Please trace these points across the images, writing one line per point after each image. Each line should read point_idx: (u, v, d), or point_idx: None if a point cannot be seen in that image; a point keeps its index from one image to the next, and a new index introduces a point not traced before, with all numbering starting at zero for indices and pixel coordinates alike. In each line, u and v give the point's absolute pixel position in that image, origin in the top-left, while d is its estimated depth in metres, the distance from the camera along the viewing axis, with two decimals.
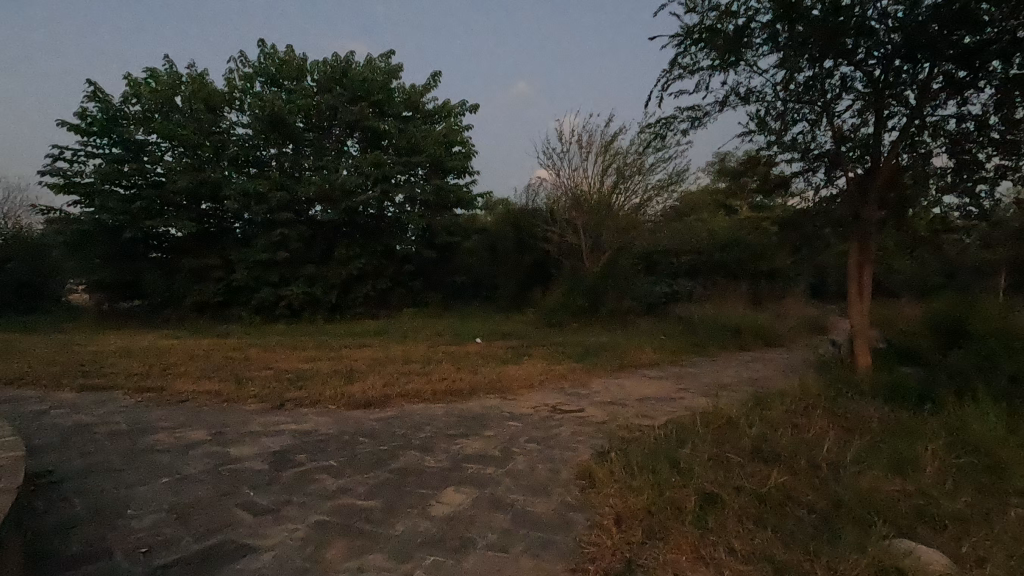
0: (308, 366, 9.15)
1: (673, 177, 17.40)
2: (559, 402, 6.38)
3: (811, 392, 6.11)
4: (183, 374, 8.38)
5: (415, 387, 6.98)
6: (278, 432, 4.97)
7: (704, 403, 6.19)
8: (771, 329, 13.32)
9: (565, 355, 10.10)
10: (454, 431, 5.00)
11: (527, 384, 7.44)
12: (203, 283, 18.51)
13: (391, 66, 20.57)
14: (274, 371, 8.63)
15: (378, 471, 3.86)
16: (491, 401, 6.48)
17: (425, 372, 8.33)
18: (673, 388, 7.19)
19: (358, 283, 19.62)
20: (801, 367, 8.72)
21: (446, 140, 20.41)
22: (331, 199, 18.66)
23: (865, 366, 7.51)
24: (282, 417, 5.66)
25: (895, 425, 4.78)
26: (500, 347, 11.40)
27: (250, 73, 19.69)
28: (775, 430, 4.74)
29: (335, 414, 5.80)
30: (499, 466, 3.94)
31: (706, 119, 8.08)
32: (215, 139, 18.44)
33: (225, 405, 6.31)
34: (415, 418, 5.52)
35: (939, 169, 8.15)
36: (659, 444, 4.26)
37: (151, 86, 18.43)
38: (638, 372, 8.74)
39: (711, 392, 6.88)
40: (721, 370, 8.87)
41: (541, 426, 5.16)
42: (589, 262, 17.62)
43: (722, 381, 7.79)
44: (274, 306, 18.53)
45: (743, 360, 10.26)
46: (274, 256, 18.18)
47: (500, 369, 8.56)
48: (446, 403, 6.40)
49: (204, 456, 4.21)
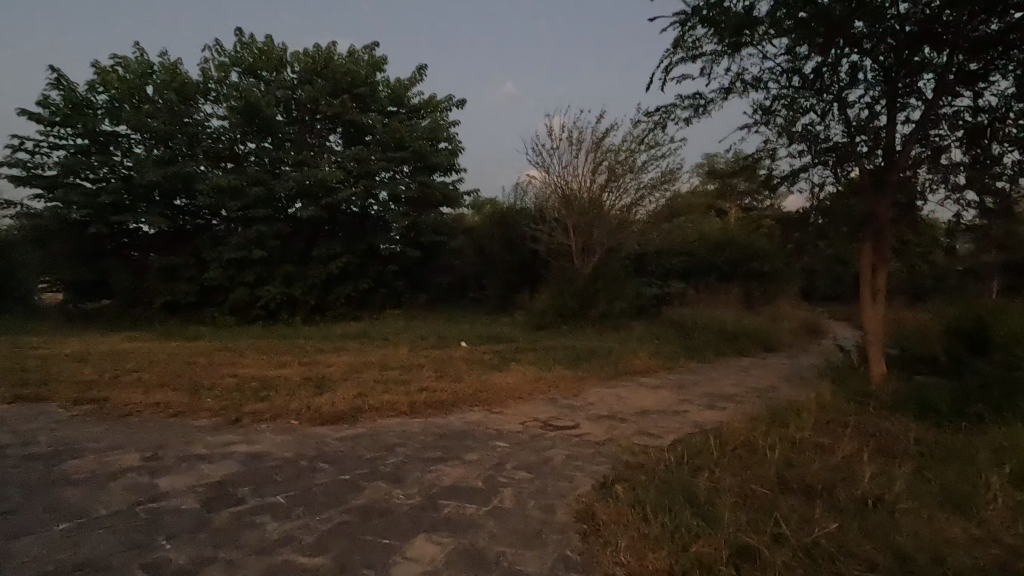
0: (276, 373, 8.42)
1: (665, 176, 16.81)
2: (552, 416, 5.74)
3: (829, 407, 5.54)
4: (136, 382, 7.61)
5: (391, 399, 6.29)
6: (224, 456, 4.27)
7: (713, 418, 5.60)
8: (769, 333, 12.81)
9: (555, 362, 9.46)
10: (431, 454, 4.34)
11: (515, 395, 6.79)
12: (174, 282, 17.61)
13: (375, 58, 19.81)
14: (237, 380, 7.90)
15: (335, 510, 3.17)
16: (475, 415, 5.81)
17: (405, 380, 7.65)
18: (674, 400, 6.59)
19: (339, 283, 18.82)
20: (807, 376, 8.17)
21: (431, 136, 19.65)
22: (311, 195, 17.88)
23: (880, 376, 6.95)
24: (234, 435, 4.95)
25: (935, 447, 4.20)
26: (487, 352, 10.74)
27: (225, 62, 18.82)
28: (799, 454, 4.15)
29: (297, 431, 5.11)
30: (481, 503, 3.28)
31: (711, 108, 7.50)
32: (188, 130, 17.58)
33: (172, 419, 5.58)
34: (388, 437, 4.84)
35: (952, 164, 7.62)
36: (670, 473, 3.65)
37: (119, 74, 17.49)
38: (634, 381, 8.14)
39: (716, 405, 6.28)
40: (724, 379, 8.29)
41: (531, 447, 4.51)
42: (580, 263, 17.00)
43: (725, 391, 7.20)
44: (250, 307, 17.67)
45: (743, 366, 9.70)
46: (250, 254, 17.34)
47: (486, 377, 7.91)
48: (425, 417, 5.72)
49: (125, 490, 3.50)
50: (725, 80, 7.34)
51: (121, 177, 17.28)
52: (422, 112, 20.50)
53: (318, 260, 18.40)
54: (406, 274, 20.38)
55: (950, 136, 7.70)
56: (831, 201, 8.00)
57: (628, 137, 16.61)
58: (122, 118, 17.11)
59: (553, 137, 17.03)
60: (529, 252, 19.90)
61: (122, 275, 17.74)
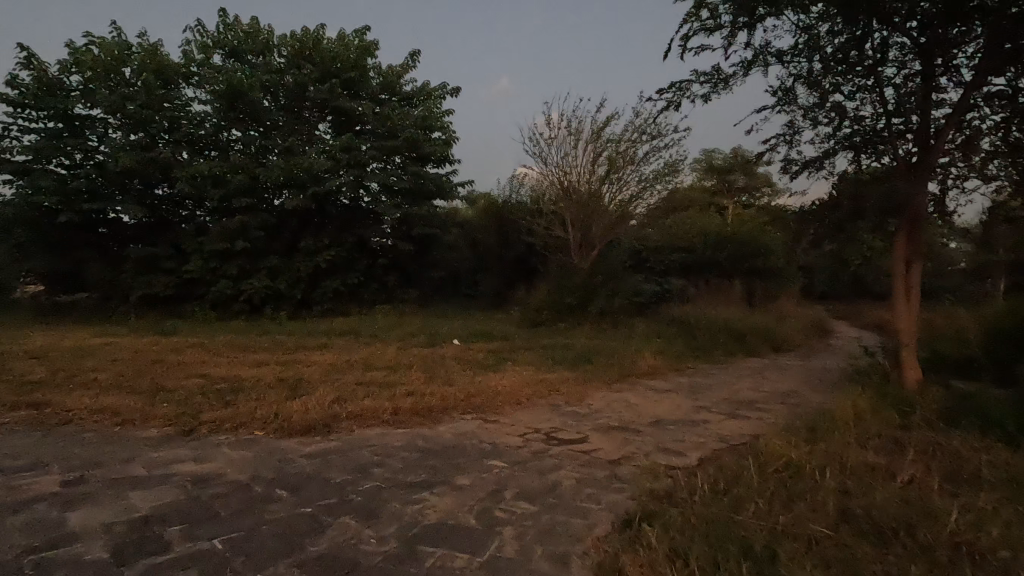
0: (249, 374, 7.66)
1: (667, 168, 16.09)
2: (557, 427, 5.04)
3: (872, 418, 4.87)
4: (91, 384, 6.83)
5: (372, 405, 5.57)
6: (162, 480, 3.52)
7: (740, 430, 4.92)
8: (777, 333, 12.17)
9: (553, 363, 8.75)
10: (416, 476, 3.63)
11: (513, 401, 6.08)
12: (152, 274, 16.75)
13: (366, 42, 18.94)
14: (205, 381, 7.15)
15: (285, 565, 2.45)
16: (467, 425, 5.08)
17: (391, 382, 6.93)
18: (690, 408, 5.90)
19: (326, 277, 17.99)
20: (830, 380, 7.50)
21: (425, 125, 18.80)
22: (298, 184, 17.06)
23: (916, 381, 6.30)
24: (184, 451, 4.21)
25: (1015, 470, 3.55)
26: (480, 351, 10.03)
27: (208, 44, 17.91)
28: (857, 480, 3.48)
29: (259, 446, 4.38)
30: (473, 552, 2.58)
31: (731, 82, 6.87)
32: (167, 114, 16.67)
33: (117, 430, 4.82)
34: (365, 454, 4.12)
35: (992, 150, 6.98)
36: (711, 507, 2.99)
37: (94, 55, 16.52)
38: (642, 384, 7.45)
39: (739, 414, 5.59)
40: (739, 382, 7.62)
41: (534, 468, 3.81)
42: (578, 258, 16.30)
43: (744, 397, 6.53)
44: (232, 301, 16.84)
45: (757, 368, 9.05)
46: (232, 245, 16.48)
47: (480, 379, 7.20)
48: (411, 427, 4.99)
49: (22, 529, 2.77)
50: (746, 52, 6.71)
51: (96, 163, 16.37)
52: (415, 100, 19.66)
53: (304, 253, 17.56)
54: (397, 268, 19.58)
55: (990, 119, 7.05)
56: (860, 189, 7.34)
57: (629, 127, 15.91)
58: (97, 101, 16.19)
59: (551, 127, 16.31)
60: (524, 247, 19.17)
61: (97, 267, 16.86)
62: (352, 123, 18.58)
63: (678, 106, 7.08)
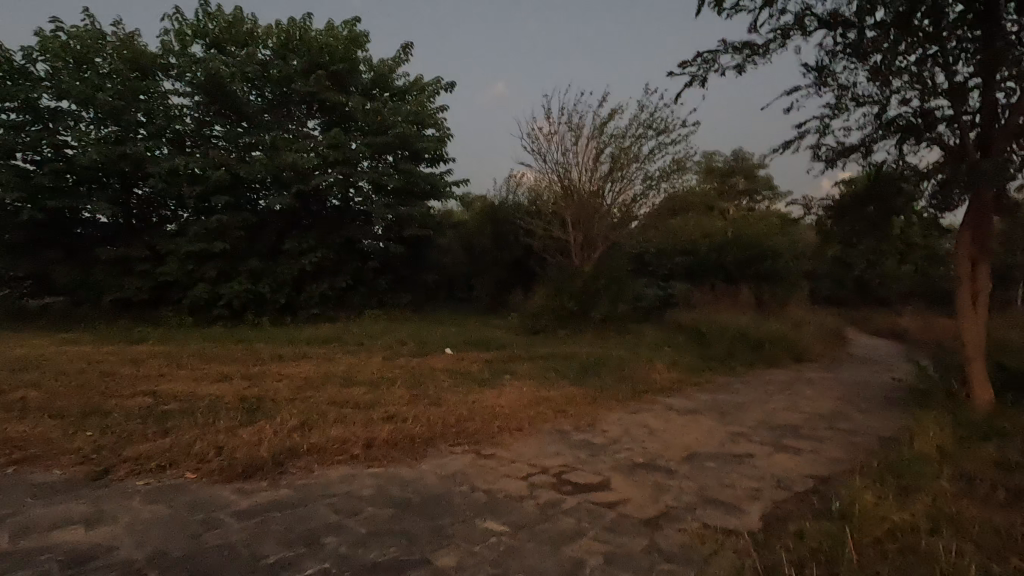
0: (209, 391, 6.63)
1: (675, 165, 15.06)
2: (570, 466, 4.03)
3: (961, 456, 3.92)
4: (14, 404, 5.76)
5: (344, 433, 4.59)
6: (21, 563, 2.51)
7: (800, 470, 3.92)
8: (797, 341, 11.23)
9: (557, 376, 7.79)
10: (387, 550, 2.65)
11: (512, 427, 5.05)
12: (126, 277, 15.68)
13: (356, 33, 17.91)
14: (152, 401, 6.11)
15: None
16: (457, 462, 4.12)
17: (368, 403, 5.90)
18: (726, 436, 4.91)
19: (312, 281, 16.93)
20: (876, 401, 6.55)
21: (418, 120, 17.79)
22: (283, 181, 16.09)
23: (989, 404, 5.35)
24: (77, 507, 3.18)
25: None
26: (474, 361, 9.06)
27: (187, 33, 16.84)
28: (996, 562, 2.51)
29: (183, 497, 3.36)
30: None
31: (767, 51, 5.95)
32: (142, 106, 15.61)
33: (10, 473, 3.79)
34: (319, 512, 3.11)
35: None
36: None
37: (63, 42, 15.41)
38: (661, 403, 6.47)
39: (786, 445, 4.63)
40: (771, 400, 6.64)
41: (545, 535, 2.83)
42: (579, 260, 15.36)
43: (786, 421, 5.53)
44: (210, 306, 15.72)
45: (785, 383, 8.08)
46: (210, 246, 15.43)
47: (474, 397, 6.21)
48: (386, 468, 3.96)
49: None
50: (784, 15, 5.82)
51: (65, 158, 15.34)
52: (408, 95, 18.65)
53: (288, 254, 16.52)
54: (388, 271, 18.60)
55: None
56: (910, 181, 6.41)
57: (634, 121, 14.94)
58: (65, 92, 15.13)
59: (550, 123, 15.38)
60: (521, 249, 18.26)
61: (65, 269, 15.74)
62: (341, 118, 17.59)
63: (704, 81, 6.16)
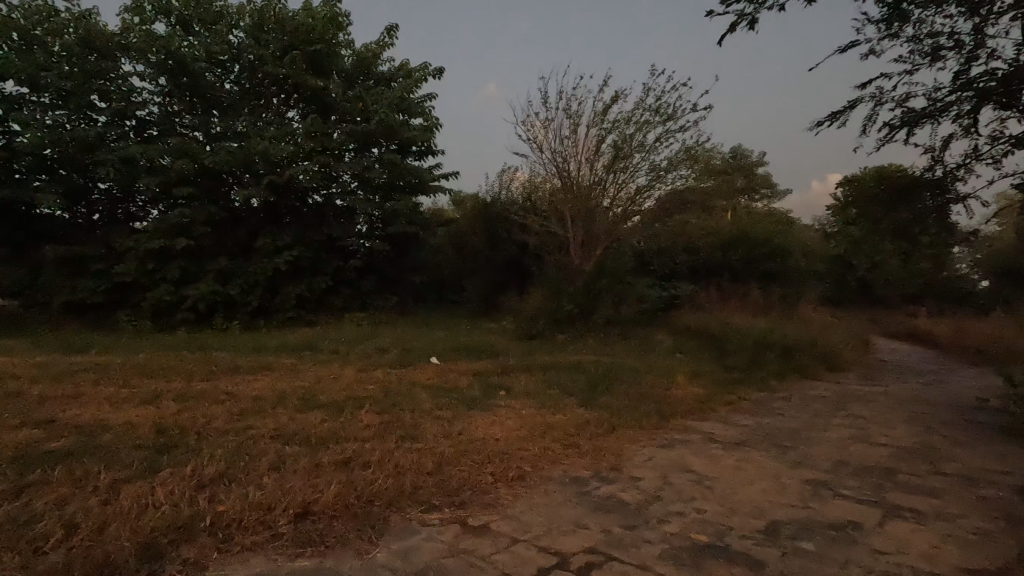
0: (123, 419, 5.17)
1: (684, 154, 13.65)
2: (601, 552, 2.68)
3: None
4: None
5: (271, 498, 3.16)
6: None
7: (947, 560, 2.61)
8: (826, 347, 9.97)
9: (560, 393, 6.41)
10: None
11: (510, 476, 3.69)
12: (79, 278, 14.12)
13: (337, 12, 16.36)
14: (42, 435, 4.68)
15: None
16: (435, 547, 2.75)
17: (322, 437, 4.51)
18: (804, 489, 3.59)
19: (288, 281, 15.45)
20: (964, 427, 5.26)
21: (405, 108, 16.32)
22: (254, 171, 14.63)
23: None
24: None
25: None
26: (461, 374, 7.69)
27: (149, 8, 15.25)
28: None
29: None
30: None
31: None
32: (96, 87, 14.06)
33: None
34: None
35: None
36: None
37: (6, 17, 13.85)
38: (696, 432, 5.13)
39: (898, 504, 3.32)
40: (832, 427, 5.32)
41: None
42: (578, 259, 14.04)
43: (870, 461, 4.22)
44: (174, 310, 14.23)
45: (836, 400, 6.76)
46: (172, 242, 13.91)
47: (458, 425, 4.85)
48: (322, 562, 2.60)
49: None
50: None
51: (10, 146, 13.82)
52: (392, 81, 17.21)
53: (261, 252, 15.01)
54: (371, 270, 17.16)
55: None
56: None
57: (640, 106, 13.60)
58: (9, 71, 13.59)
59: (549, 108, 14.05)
60: (515, 247, 16.90)
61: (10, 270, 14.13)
62: (320, 106, 16.09)
63: (753, 21, 4.92)
